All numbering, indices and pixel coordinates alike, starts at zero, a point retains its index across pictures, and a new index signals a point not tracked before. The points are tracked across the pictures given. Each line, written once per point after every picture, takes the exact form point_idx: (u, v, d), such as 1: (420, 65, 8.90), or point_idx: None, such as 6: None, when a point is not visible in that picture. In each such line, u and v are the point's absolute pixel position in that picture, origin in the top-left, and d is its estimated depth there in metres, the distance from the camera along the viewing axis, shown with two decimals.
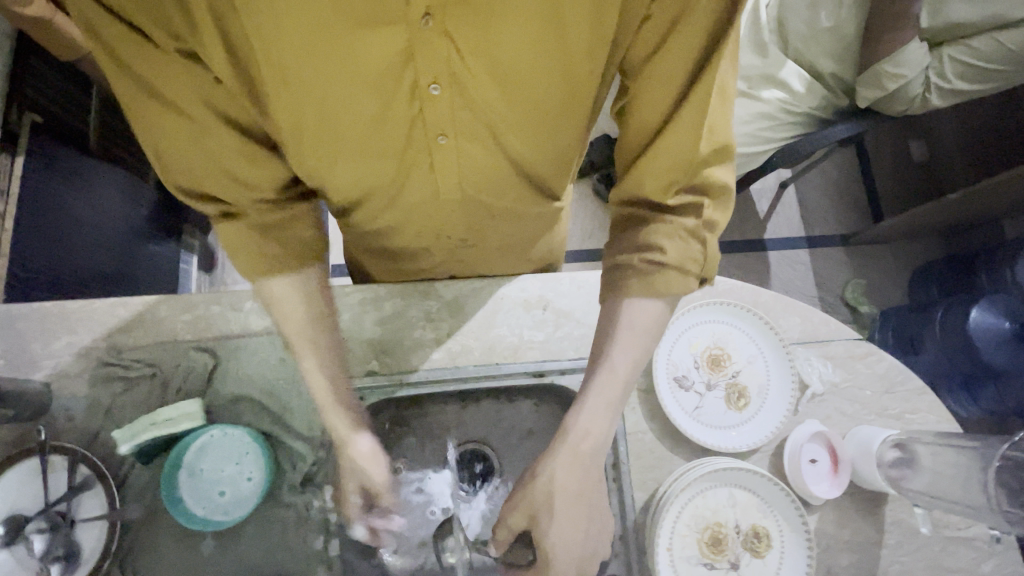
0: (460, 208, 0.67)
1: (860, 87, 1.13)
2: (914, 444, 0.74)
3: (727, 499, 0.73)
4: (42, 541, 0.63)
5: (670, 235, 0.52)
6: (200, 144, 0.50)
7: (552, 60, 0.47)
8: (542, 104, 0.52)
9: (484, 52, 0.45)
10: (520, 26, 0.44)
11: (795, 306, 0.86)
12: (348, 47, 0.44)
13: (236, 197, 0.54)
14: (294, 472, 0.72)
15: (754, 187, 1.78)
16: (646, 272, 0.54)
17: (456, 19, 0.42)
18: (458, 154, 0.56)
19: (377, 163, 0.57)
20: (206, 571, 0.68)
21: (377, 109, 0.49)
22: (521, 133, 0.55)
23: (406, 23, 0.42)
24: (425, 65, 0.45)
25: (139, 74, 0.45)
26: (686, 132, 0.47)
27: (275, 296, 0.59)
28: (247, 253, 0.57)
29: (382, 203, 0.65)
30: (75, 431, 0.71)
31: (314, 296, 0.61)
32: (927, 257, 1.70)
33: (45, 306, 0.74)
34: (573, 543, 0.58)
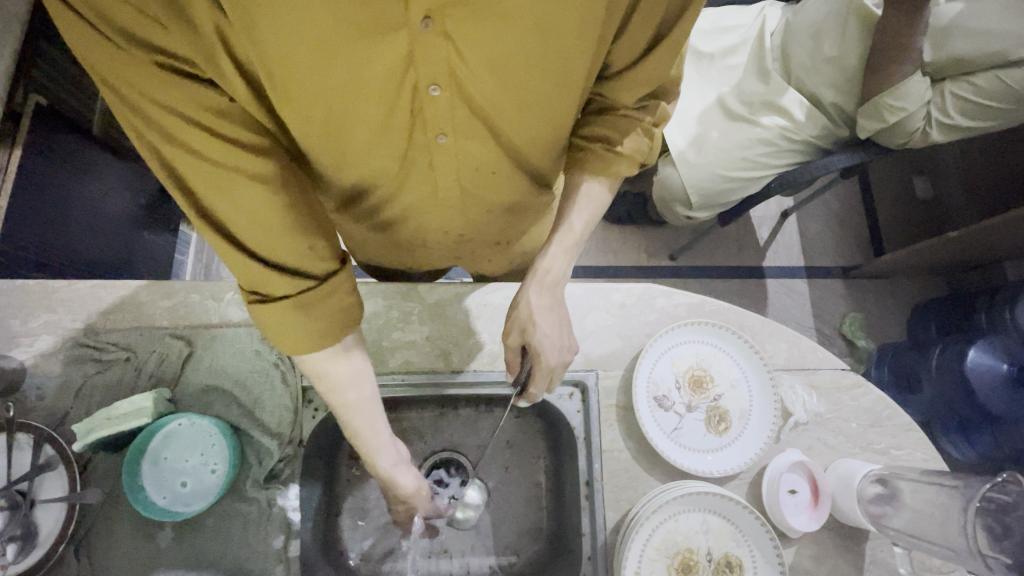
0: (458, 206, 0.67)
1: (860, 118, 1.13)
2: (897, 480, 0.72)
3: (700, 525, 0.71)
4: (0, 520, 0.62)
5: (631, 130, 0.61)
6: (216, 192, 0.43)
7: (547, 56, 0.48)
8: (541, 97, 0.52)
9: (485, 50, 0.45)
10: (521, 23, 0.44)
11: (783, 331, 0.85)
12: (348, 52, 0.42)
13: (275, 257, 0.48)
14: (260, 467, 0.71)
15: (755, 214, 1.77)
16: (603, 155, 0.62)
17: (457, 20, 0.42)
18: (457, 153, 0.56)
19: (378, 162, 0.55)
20: (159, 563, 0.67)
21: (378, 112, 0.48)
22: (518, 125, 0.55)
23: (407, 27, 0.41)
24: (426, 68, 0.45)
25: (139, 107, 0.40)
26: (659, 58, 0.54)
27: (318, 369, 0.55)
28: (293, 335, 0.50)
29: (378, 200, 0.65)
30: (44, 410, 0.70)
31: (355, 358, 0.56)
32: (927, 295, 1.69)
33: (27, 285, 0.75)
34: (557, 337, 0.66)
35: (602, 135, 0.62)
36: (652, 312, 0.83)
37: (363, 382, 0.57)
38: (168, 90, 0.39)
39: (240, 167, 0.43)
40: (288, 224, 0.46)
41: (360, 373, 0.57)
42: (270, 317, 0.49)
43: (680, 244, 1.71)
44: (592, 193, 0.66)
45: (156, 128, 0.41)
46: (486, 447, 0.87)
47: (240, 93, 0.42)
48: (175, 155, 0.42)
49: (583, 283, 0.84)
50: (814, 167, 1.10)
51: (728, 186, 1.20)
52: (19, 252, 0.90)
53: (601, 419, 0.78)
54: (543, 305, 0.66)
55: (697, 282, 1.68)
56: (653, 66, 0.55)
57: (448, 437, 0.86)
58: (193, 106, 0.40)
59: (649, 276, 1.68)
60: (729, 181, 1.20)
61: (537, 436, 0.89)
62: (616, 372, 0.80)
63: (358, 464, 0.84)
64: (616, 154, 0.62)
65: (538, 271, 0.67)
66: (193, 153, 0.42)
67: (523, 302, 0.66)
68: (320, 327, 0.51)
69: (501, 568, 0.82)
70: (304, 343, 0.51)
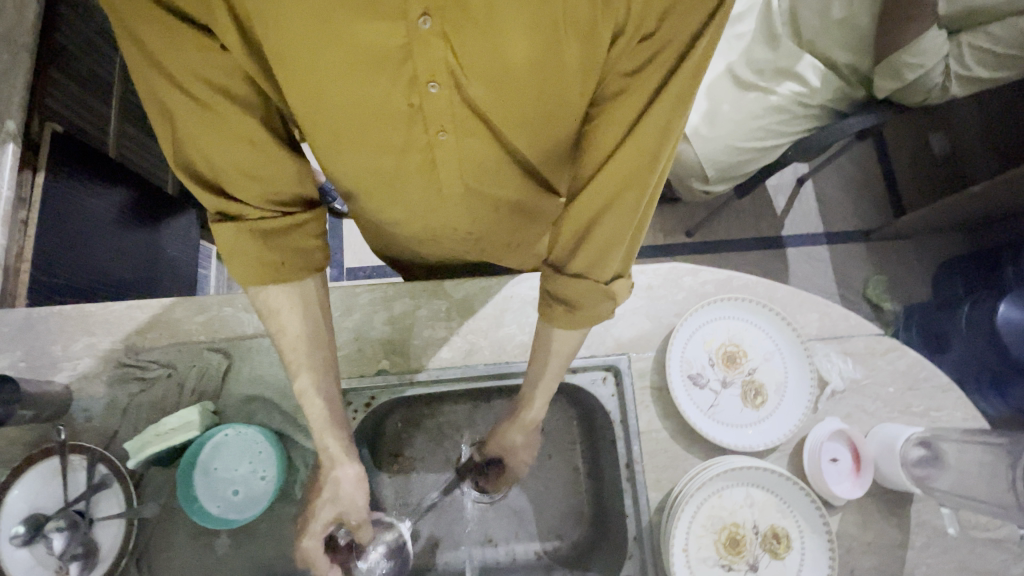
0: (464, 203, 0.67)
1: (875, 78, 1.10)
2: (938, 441, 0.72)
3: (744, 499, 0.72)
4: (61, 539, 0.65)
5: (589, 287, 0.54)
6: (199, 128, 0.47)
7: (547, 68, 0.46)
8: (543, 109, 0.51)
9: (485, 56, 0.45)
10: (522, 34, 0.43)
11: (813, 301, 0.84)
12: (346, 36, 0.43)
13: (245, 194, 0.51)
14: (306, 471, 0.72)
15: (770, 183, 1.74)
16: (563, 308, 0.57)
17: (456, 20, 0.41)
18: (458, 152, 0.56)
19: (378, 154, 0.56)
20: (219, 570, 0.69)
21: (377, 102, 0.48)
22: (521, 131, 0.54)
23: (404, 21, 0.41)
24: (425, 64, 0.45)
25: (141, 42, 0.43)
26: (624, 193, 0.48)
27: (272, 306, 0.58)
28: (248, 261, 0.54)
29: (385, 195, 0.65)
30: (94, 431, 0.72)
31: (312, 305, 0.60)
32: (950, 252, 1.66)
33: (65, 310, 0.76)
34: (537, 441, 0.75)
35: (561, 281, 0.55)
36: (679, 291, 0.83)
37: (319, 339, 0.62)
38: (165, 28, 0.42)
39: (229, 118, 0.46)
40: (264, 165, 0.50)
41: (315, 331, 0.62)
42: (229, 237, 0.53)
43: (696, 220, 1.69)
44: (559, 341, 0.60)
45: (160, 72, 0.44)
46: None
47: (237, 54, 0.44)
48: (166, 92, 0.45)
49: None
50: (831, 131, 1.08)
51: (742, 157, 1.19)
52: (51, 278, 0.91)
53: (637, 401, 0.78)
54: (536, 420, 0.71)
55: (716, 257, 1.67)
56: (615, 200, 0.49)
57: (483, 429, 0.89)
58: (189, 51, 0.43)
59: (667, 254, 1.67)
60: (742, 153, 1.19)
61: (571, 422, 0.90)
62: (648, 354, 0.80)
63: (399, 461, 0.88)
64: (574, 306, 0.56)
65: (527, 415, 0.69)
66: (183, 90, 0.45)
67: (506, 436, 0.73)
68: (280, 259, 0.55)
69: (547, 553, 0.85)
70: (260, 272, 0.55)
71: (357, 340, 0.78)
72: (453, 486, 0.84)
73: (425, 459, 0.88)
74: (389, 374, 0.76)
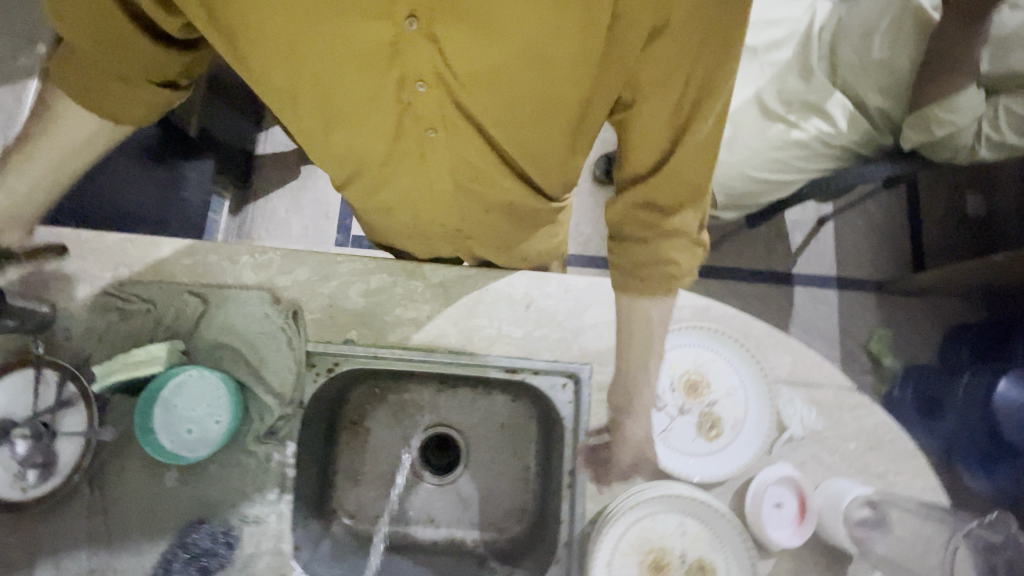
0: (454, 200, 0.67)
1: (904, 128, 1.06)
2: (887, 506, 0.72)
3: (677, 527, 0.72)
4: (24, 446, 0.69)
5: (679, 244, 0.57)
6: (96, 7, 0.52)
7: (535, 71, 0.47)
8: (536, 110, 0.52)
9: (474, 60, 0.45)
10: (515, 39, 0.44)
11: (789, 343, 0.83)
12: (335, 27, 0.43)
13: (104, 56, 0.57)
14: (260, 424, 0.75)
15: (790, 218, 1.70)
16: (659, 276, 0.58)
17: (443, 24, 0.42)
18: (447, 149, 0.56)
19: (366, 142, 0.56)
20: (163, 501, 0.72)
21: (366, 93, 0.49)
22: (514, 131, 0.55)
23: (393, 20, 0.42)
24: (411, 64, 0.45)
25: None
26: (691, 149, 0.50)
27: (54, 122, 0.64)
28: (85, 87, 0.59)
29: (374, 184, 0.65)
30: (71, 350, 0.76)
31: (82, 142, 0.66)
32: (961, 318, 1.62)
33: (64, 233, 0.80)
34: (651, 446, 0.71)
35: (646, 250, 0.58)
36: None
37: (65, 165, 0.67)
38: None
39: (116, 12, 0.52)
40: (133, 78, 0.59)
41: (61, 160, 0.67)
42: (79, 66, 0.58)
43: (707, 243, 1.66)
44: (662, 318, 0.62)
45: None
46: (481, 426, 0.92)
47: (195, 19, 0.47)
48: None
49: (589, 277, 0.83)
50: (848, 176, 1.06)
51: (757, 187, 1.15)
52: None
53: (591, 412, 0.78)
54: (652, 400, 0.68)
55: (721, 283, 1.64)
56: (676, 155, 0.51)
57: (445, 412, 0.92)
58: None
59: None
60: (757, 183, 1.15)
61: (530, 421, 0.91)
62: (611, 368, 0.80)
63: (357, 429, 0.91)
64: (664, 269, 0.58)
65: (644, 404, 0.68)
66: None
67: (634, 429, 0.69)
68: (123, 112, 0.63)
69: (484, 543, 0.87)
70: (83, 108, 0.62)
71: (330, 307, 0.79)
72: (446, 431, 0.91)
73: (380, 431, 0.91)
74: (356, 345, 0.78)
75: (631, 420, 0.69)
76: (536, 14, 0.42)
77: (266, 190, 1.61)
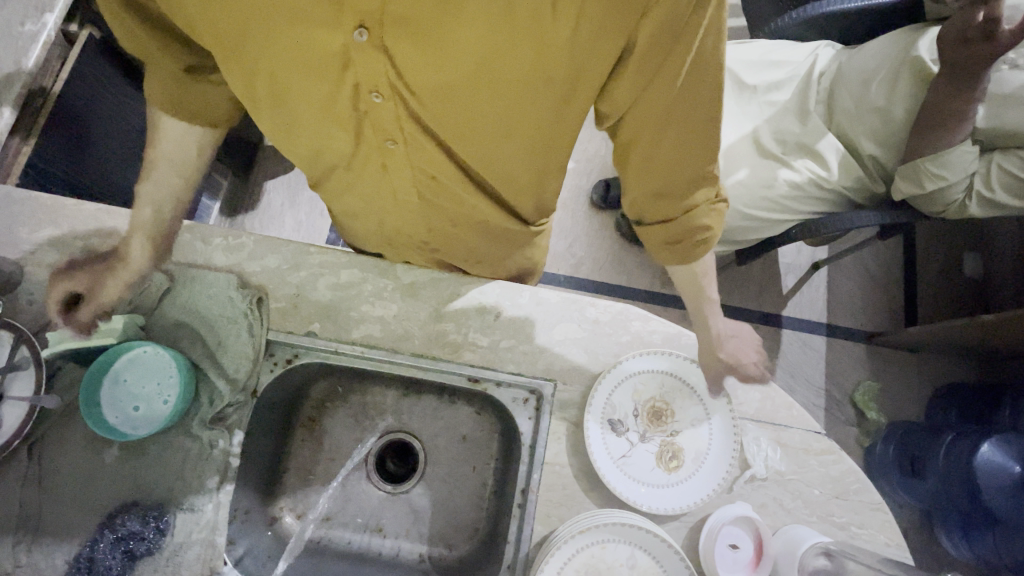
0: (419, 210, 0.67)
1: (897, 178, 1.06)
2: (846, 559, 0.68)
3: (626, 559, 0.68)
4: None
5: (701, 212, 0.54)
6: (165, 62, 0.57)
7: (494, 88, 0.47)
8: (495, 124, 0.52)
9: (428, 73, 0.45)
10: (469, 56, 0.44)
11: (760, 380, 0.81)
12: (287, 32, 0.43)
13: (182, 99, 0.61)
14: (209, 408, 0.73)
15: (784, 260, 1.69)
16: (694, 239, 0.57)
17: (395, 38, 0.42)
18: (408, 160, 0.56)
19: (328, 144, 0.56)
20: (100, 479, 0.70)
21: (322, 97, 0.49)
22: (476, 143, 0.55)
23: (342, 30, 0.42)
24: (364, 75, 0.45)
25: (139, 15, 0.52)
26: (690, 142, 0.48)
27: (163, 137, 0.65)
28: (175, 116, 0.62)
29: (339, 185, 0.64)
30: (31, 314, 0.75)
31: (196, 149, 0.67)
32: (952, 378, 1.58)
33: (41, 197, 0.80)
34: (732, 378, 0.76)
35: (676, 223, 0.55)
36: (625, 334, 0.81)
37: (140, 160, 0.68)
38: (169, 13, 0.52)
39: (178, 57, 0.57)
40: (149, 42, 0.55)
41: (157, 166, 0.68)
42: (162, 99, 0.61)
43: None
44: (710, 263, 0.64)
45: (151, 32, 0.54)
46: (441, 436, 0.90)
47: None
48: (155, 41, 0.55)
49: (561, 292, 0.82)
50: (841, 219, 1.03)
51: (745, 224, 1.14)
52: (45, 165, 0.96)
53: (549, 431, 0.76)
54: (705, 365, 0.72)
55: None
56: (677, 147, 0.48)
57: (405, 418, 0.90)
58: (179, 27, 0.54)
59: (659, 304, 1.63)
60: (748, 220, 1.14)
61: (491, 436, 0.88)
62: (574, 387, 0.78)
63: (314, 426, 0.89)
64: (698, 235, 0.56)
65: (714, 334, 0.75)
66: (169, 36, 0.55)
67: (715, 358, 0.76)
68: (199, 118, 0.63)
69: (430, 559, 0.84)
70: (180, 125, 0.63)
71: (295, 297, 0.78)
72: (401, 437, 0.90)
73: (338, 430, 0.89)
74: (317, 338, 0.77)
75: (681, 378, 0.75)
76: (488, 32, 0.42)
77: (266, 182, 1.62)
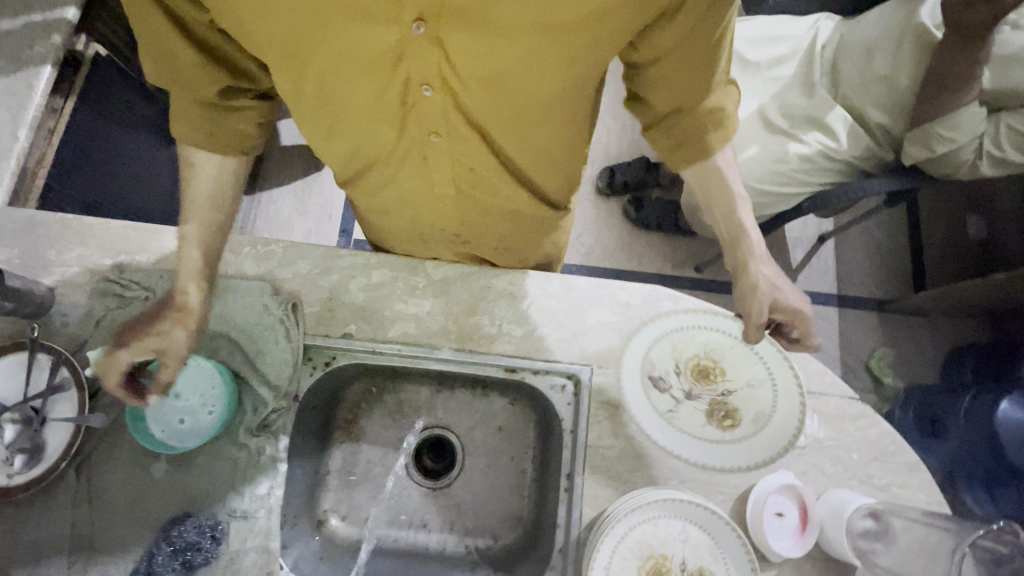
0: (453, 203, 0.68)
1: (906, 144, 1.08)
2: (891, 517, 0.70)
3: (678, 534, 0.69)
4: (14, 431, 0.69)
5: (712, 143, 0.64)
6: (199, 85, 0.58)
7: (539, 76, 0.48)
8: (537, 108, 0.53)
9: (478, 63, 0.46)
10: (519, 43, 0.45)
11: (792, 350, 0.82)
12: (340, 32, 0.44)
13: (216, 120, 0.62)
14: (253, 416, 0.73)
15: (791, 234, 1.70)
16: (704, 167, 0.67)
17: (450, 28, 0.43)
18: (449, 151, 0.57)
19: (370, 142, 0.57)
20: (150, 493, 0.71)
21: (371, 94, 0.49)
22: (517, 131, 0.55)
23: (400, 24, 0.42)
24: (415, 68, 0.46)
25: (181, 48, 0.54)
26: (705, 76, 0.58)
27: (201, 165, 0.66)
28: (210, 140, 0.64)
29: (375, 180, 0.65)
30: (67, 335, 0.75)
31: (229, 179, 0.68)
32: (964, 339, 1.60)
33: (66, 218, 0.80)
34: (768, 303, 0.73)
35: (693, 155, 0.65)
36: (656, 315, 0.82)
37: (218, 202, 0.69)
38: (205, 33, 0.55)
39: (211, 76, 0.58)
40: (194, 66, 0.57)
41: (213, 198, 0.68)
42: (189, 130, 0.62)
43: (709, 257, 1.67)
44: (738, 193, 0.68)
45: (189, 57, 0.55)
46: (477, 430, 0.90)
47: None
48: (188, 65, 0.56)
49: (590, 277, 0.83)
50: (855, 187, 1.04)
51: (756, 199, 1.16)
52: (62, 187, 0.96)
53: (590, 414, 0.77)
54: (772, 276, 0.72)
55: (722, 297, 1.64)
56: (693, 82, 0.58)
57: (441, 413, 0.91)
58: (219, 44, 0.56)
59: (671, 286, 1.64)
60: (759, 195, 1.16)
61: (528, 425, 0.89)
62: (611, 370, 0.79)
63: (352, 429, 0.89)
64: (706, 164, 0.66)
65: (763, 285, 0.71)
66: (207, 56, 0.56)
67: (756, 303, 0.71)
68: (231, 141, 0.65)
69: (477, 550, 0.85)
70: (212, 146, 0.64)
71: (329, 300, 0.79)
72: (435, 430, 0.90)
73: (376, 430, 0.90)
74: (354, 339, 0.77)
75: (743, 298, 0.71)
76: (540, 19, 0.43)
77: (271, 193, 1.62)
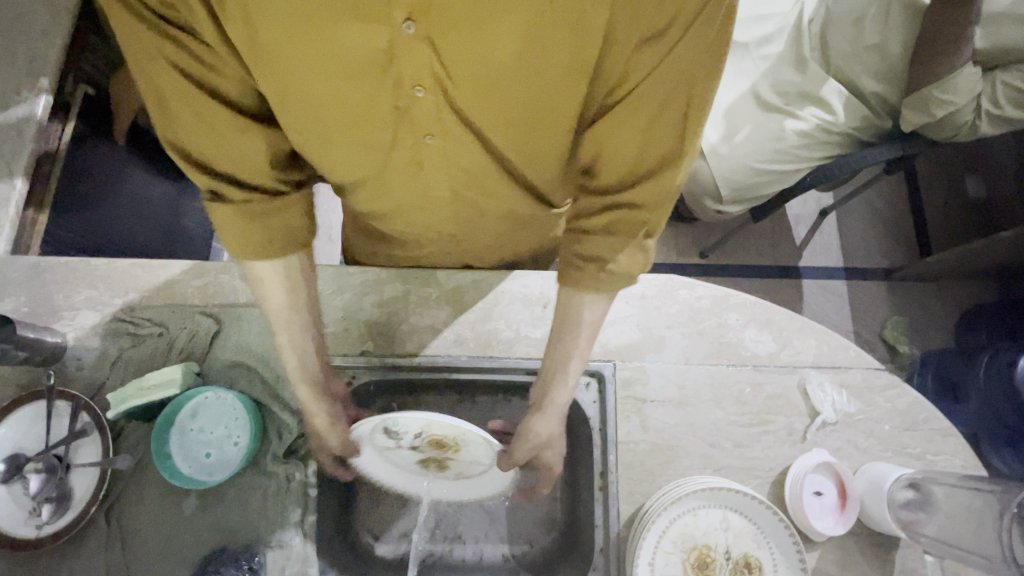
0: (454, 209, 0.65)
1: (904, 111, 1.08)
2: (930, 485, 0.68)
3: (720, 522, 0.68)
4: (39, 480, 0.67)
5: (613, 253, 0.50)
6: (199, 127, 0.47)
7: (529, 83, 0.44)
8: (530, 118, 0.48)
9: (470, 66, 0.42)
10: (511, 42, 0.41)
11: (813, 327, 0.81)
12: (330, 42, 0.41)
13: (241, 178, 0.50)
14: (279, 443, 0.72)
15: (792, 212, 1.70)
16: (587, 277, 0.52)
17: (442, 26, 0.39)
18: (445, 158, 0.53)
19: (363, 156, 0.53)
20: (181, 531, 0.70)
21: (361, 102, 0.46)
22: (515, 141, 0.52)
23: (388, 23, 0.39)
24: (408, 70, 0.43)
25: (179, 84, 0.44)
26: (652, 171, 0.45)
27: (259, 278, 0.57)
28: (237, 236, 0.52)
29: (372, 191, 0.62)
30: (83, 379, 0.74)
31: (296, 282, 0.59)
32: (975, 300, 1.60)
33: (72, 261, 0.79)
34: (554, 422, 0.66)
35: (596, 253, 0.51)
36: (673, 304, 0.82)
37: (299, 306, 0.61)
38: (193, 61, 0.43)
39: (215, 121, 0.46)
40: (206, 118, 0.46)
41: (297, 295, 0.60)
42: (220, 216, 0.51)
43: (711, 241, 1.67)
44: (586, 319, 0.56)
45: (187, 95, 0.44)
46: None
47: (207, 30, 0.41)
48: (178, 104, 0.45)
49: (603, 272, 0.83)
50: (855, 159, 1.04)
51: (759, 179, 1.16)
52: (59, 232, 0.96)
53: (617, 410, 0.76)
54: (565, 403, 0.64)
55: (729, 281, 1.63)
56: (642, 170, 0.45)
57: None
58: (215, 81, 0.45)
59: (677, 274, 1.64)
60: (760, 174, 1.15)
61: None
62: (634, 363, 0.79)
63: None
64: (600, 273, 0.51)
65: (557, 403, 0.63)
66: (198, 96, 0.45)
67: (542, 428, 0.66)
68: (265, 241, 0.53)
69: (514, 557, 0.77)
70: (244, 243, 0.53)
71: (344, 320, 0.78)
72: None
73: None
74: (373, 355, 0.77)
75: (537, 419, 0.65)
76: (532, 22, 0.39)
77: None
